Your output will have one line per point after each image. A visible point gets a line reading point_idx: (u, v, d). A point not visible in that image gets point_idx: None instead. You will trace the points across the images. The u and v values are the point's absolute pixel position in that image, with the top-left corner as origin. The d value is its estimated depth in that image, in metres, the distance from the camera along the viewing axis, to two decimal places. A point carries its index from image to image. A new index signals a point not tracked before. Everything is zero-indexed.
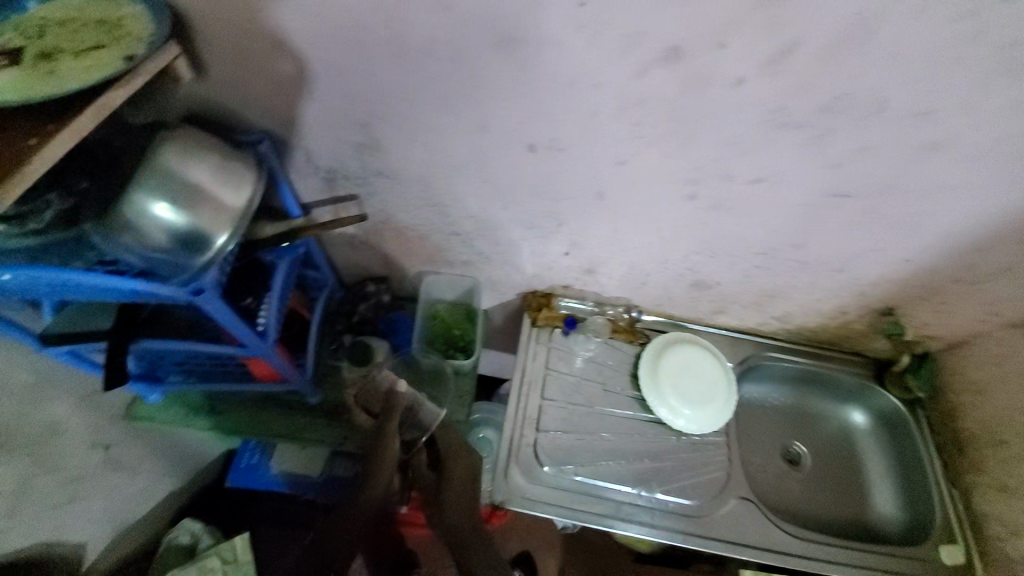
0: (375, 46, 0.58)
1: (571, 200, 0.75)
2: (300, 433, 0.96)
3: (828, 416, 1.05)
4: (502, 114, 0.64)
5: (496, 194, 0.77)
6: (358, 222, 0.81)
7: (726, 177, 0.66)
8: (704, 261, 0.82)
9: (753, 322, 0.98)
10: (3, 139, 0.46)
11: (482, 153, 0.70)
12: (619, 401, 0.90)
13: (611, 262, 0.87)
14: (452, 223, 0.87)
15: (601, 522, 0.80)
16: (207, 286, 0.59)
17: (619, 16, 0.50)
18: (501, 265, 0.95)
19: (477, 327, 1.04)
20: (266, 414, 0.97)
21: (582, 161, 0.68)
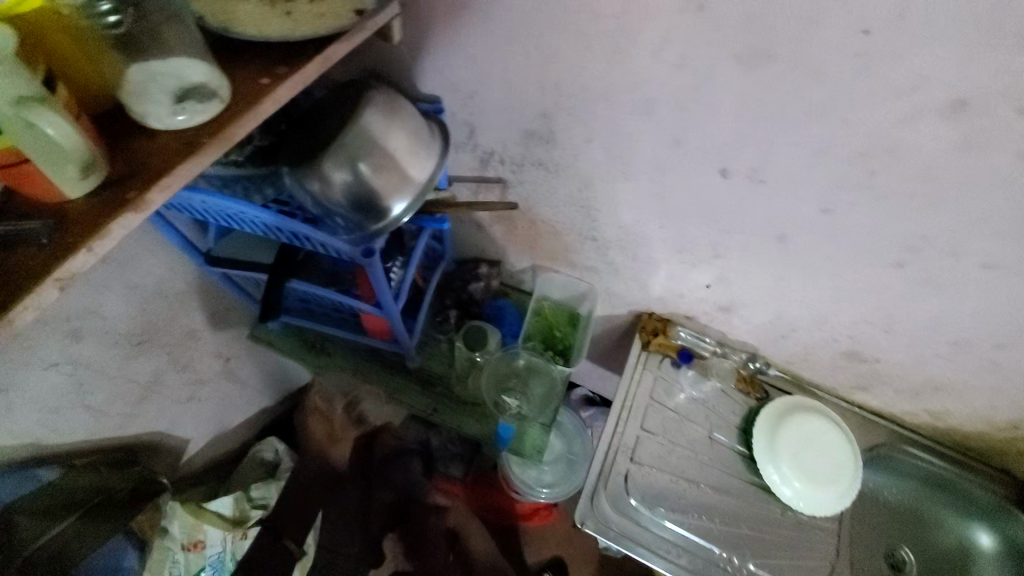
0: (597, 38, 0.54)
1: (741, 237, 0.69)
2: (394, 393, 0.99)
3: (945, 529, 0.91)
4: (706, 133, 0.58)
5: (658, 211, 0.72)
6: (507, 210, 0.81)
7: (945, 253, 0.58)
8: (870, 333, 0.74)
9: (892, 406, 0.88)
10: (237, 73, 0.45)
11: (666, 166, 0.65)
12: (723, 454, 0.85)
13: (753, 308, 0.80)
14: (595, 229, 0.82)
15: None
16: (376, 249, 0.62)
17: (911, 54, 0.44)
18: (627, 281, 0.90)
19: (579, 335, 1.00)
20: (367, 366, 1.01)
21: (779, 198, 0.61)
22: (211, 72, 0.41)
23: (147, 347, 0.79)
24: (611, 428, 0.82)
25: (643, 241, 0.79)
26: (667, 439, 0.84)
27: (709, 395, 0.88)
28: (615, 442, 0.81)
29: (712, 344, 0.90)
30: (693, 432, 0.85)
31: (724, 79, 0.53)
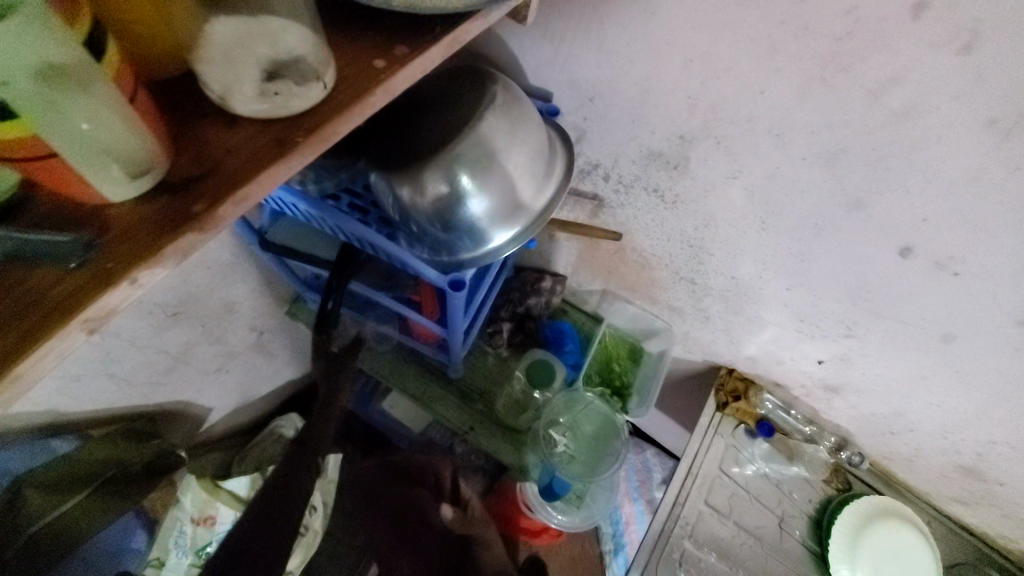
0: (792, 61, 0.42)
1: (889, 323, 0.56)
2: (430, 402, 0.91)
3: None
4: (898, 203, 0.46)
5: (789, 271, 0.60)
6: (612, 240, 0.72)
7: None
8: (1010, 458, 0.62)
9: (993, 530, 0.76)
10: (343, 45, 0.34)
11: (824, 227, 0.52)
12: (790, 547, 0.75)
13: (867, 396, 0.68)
14: (698, 272, 0.70)
15: None
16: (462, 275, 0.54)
17: None
18: (714, 331, 0.78)
19: (641, 374, 0.92)
20: (406, 367, 0.92)
21: (966, 296, 0.48)
22: (311, 51, 0.31)
23: (182, 318, 0.71)
24: (671, 499, 0.75)
25: (757, 298, 0.67)
26: (731, 518, 0.76)
27: (785, 477, 0.79)
28: (677, 514, 0.74)
29: (800, 421, 0.78)
30: (761, 515, 0.77)
31: (956, 144, 0.40)
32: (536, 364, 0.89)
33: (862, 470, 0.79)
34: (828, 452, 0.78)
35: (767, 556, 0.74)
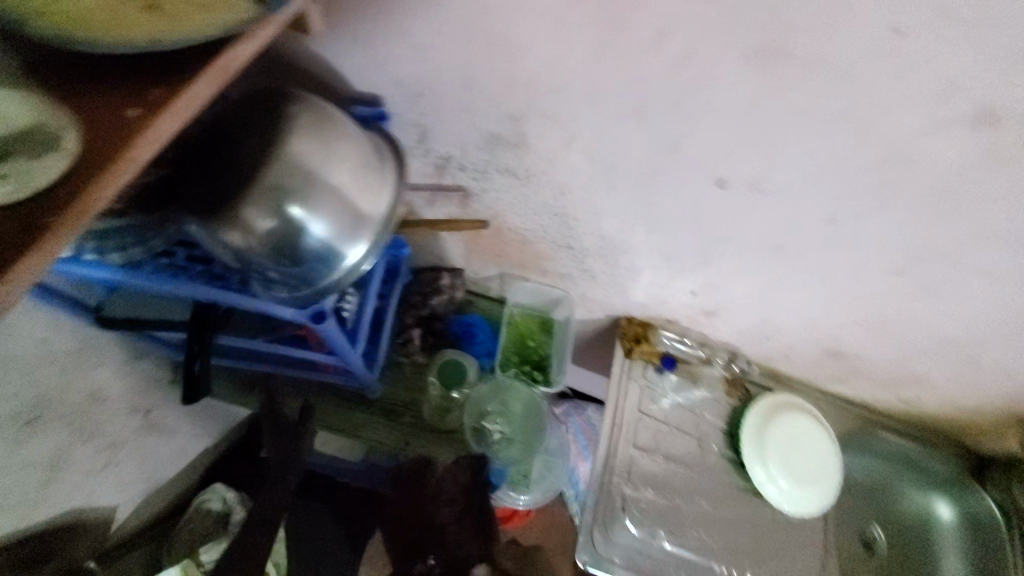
0: (579, 29, 0.44)
1: (736, 246, 0.63)
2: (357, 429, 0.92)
3: (911, 501, 0.95)
4: (708, 140, 0.50)
5: (645, 219, 0.64)
6: (478, 227, 0.72)
7: (952, 264, 0.54)
8: (857, 335, 0.71)
9: (867, 395, 0.88)
10: (87, 104, 0.31)
11: (657, 174, 0.56)
12: (714, 462, 0.83)
13: (741, 312, 0.76)
14: (573, 237, 0.73)
15: None
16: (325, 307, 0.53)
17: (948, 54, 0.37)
18: (605, 287, 0.83)
19: (557, 344, 0.93)
20: (322, 399, 0.93)
21: (781, 209, 0.54)
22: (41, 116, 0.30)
23: (41, 422, 0.62)
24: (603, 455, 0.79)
25: (629, 249, 0.71)
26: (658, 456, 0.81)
27: (695, 402, 0.85)
28: (610, 468, 0.78)
29: (695, 348, 0.87)
30: (682, 443, 0.83)
31: (729, 81, 0.44)
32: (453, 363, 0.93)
33: (756, 376, 0.88)
34: (723, 368, 0.86)
35: (693, 478, 0.81)
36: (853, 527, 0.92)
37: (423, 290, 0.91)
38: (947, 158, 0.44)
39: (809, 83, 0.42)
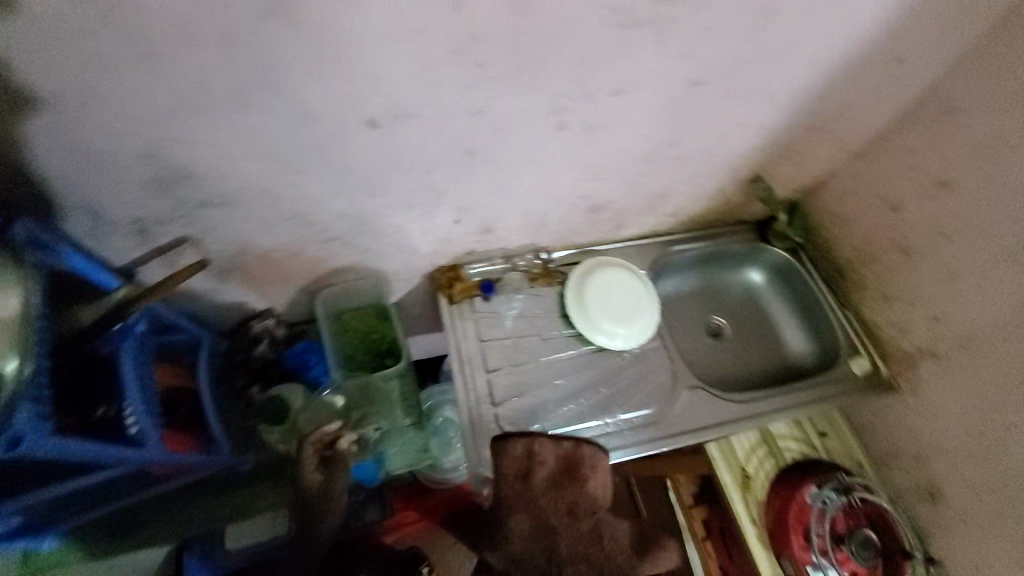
0: (114, 54, 0.44)
1: (442, 168, 0.68)
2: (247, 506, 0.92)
3: (731, 283, 1.15)
4: (323, 93, 0.53)
5: (356, 184, 0.67)
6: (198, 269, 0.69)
7: (588, 97, 0.62)
8: (592, 185, 0.81)
9: (652, 225, 1.02)
10: None
11: (320, 143, 0.59)
12: (561, 345, 0.92)
13: (503, 215, 0.83)
14: (324, 231, 0.75)
15: None
16: (25, 430, 0.51)
17: None
18: (392, 256, 0.86)
19: (395, 326, 0.93)
20: (198, 497, 0.89)
21: (435, 123, 0.60)
22: None
23: None
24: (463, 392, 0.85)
25: (375, 217, 0.74)
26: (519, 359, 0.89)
27: (523, 307, 0.94)
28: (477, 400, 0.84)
29: (502, 264, 0.96)
30: (526, 345, 0.91)
31: (280, 38, 0.47)
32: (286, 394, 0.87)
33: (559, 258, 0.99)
34: (536, 265, 0.97)
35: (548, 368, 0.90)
36: (700, 324, 1.12)
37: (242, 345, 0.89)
38: (492, 23, 0.49)
39: (337, 11, 0.45)
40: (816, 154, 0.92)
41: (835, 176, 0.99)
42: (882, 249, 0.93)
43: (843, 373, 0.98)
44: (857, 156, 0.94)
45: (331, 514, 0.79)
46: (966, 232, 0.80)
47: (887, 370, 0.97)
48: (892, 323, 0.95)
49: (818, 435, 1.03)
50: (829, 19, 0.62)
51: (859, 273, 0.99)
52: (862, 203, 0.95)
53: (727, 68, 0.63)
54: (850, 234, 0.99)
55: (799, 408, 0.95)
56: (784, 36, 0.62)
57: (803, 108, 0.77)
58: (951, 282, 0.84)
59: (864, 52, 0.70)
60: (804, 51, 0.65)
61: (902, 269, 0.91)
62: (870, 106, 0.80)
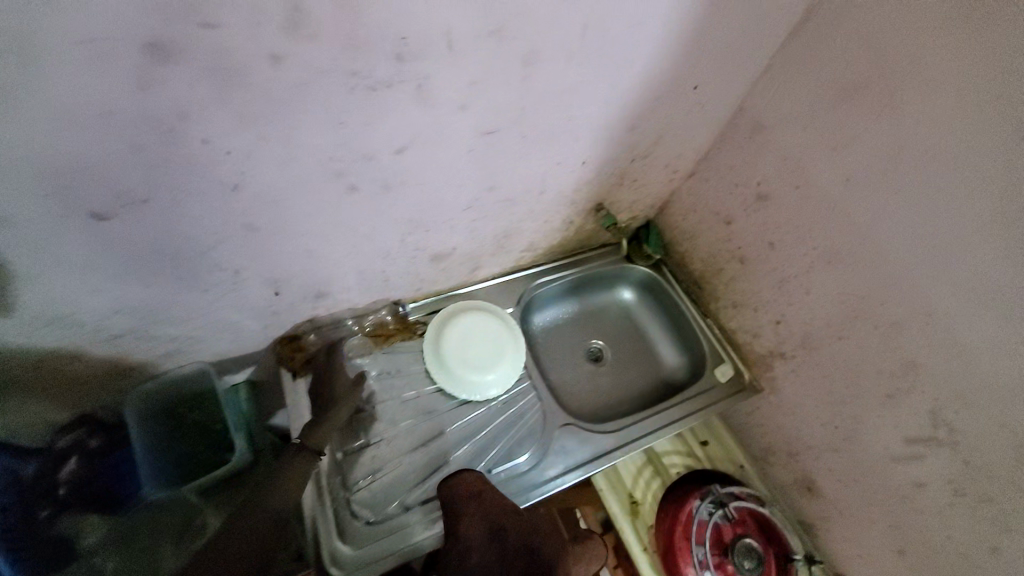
0: None
1: (227, 245, 0.61)
2: None
3: (607, 304, 1.15)
4: (11, 194, 0.44)
5: (123, 276, 0.58)
6: None
7: (370, 157, 0.59)
8: (423, 237, 0.77)
9: (512, 262, 1.00)
10: None
11: (42, 244, 0.50)
12: (423, 404, 0.86)
13: (335, 279, 0.77)
14: (105, 329, 0.65)
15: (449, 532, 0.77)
16: None
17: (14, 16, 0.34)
18: (215, 339, 0.77)
19: (230, 413, 0.83)
20: None
21: (184, 203, 0.53)
22: None
23: None
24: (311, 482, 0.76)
25: (164, 304, 0.66)
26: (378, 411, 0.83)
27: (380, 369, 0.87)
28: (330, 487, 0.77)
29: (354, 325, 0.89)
30: (384, 410, 0.84)
31: None
32: (75, 529, 0.72)
33: (416, 308, 0.94)
34: (390, 318, 0.91)
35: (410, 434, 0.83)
36: (581, 351, 1.09)
37: (40, 469, 0.70)
38: (199, 97, 0.45)
39: None
40: (651, 178, 0.94)
41: (677, 194, 1.03)
42: (725, 260, 0.97)
43: (711, 382, 1.00)
44: (691, 175, 0.98)
45: (341, 404, 0.78)
46: (790, 239, 0.82)
47: (748, 373, 1.00)
48: (746, 328, 0.98)
49: (699, 445, 1.05)
50: (605, 63, 0.63)
51: (713, 284, 1.03)
52: (702, 218, 0.99)
53: (512, 114, 0.62)
54: (698, 247, 1.03)
55: (673, 427, 0.95)
56: (562, 79, 0.61)
57: (617, 139, 0.78)
58: (783, 287, 0.86)
59: (654, 87, 0.72)
60: (592, 90, 0.66)
61: (742, 277, 0.95)
62: (680, 130, 0.84)
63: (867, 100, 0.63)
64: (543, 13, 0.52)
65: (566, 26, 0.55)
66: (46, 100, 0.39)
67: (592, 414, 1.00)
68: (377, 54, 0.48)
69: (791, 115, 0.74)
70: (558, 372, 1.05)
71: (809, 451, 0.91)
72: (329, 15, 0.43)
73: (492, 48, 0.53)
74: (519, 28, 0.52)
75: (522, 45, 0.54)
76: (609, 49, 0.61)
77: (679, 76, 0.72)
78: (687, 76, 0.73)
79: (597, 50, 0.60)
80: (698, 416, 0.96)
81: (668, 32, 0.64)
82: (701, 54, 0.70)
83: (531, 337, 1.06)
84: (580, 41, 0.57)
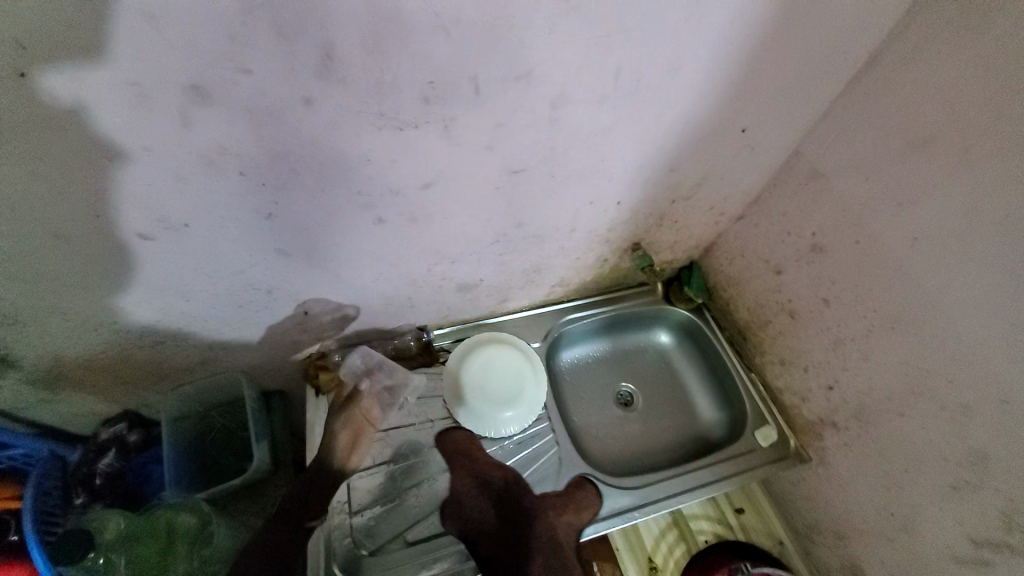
0: None
1: (260, 267, 0.64)
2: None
3: (642, 346, 1.09)
4: (68, 214, 0.49)
5: (166, 290, 0.63)
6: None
7: (396, 193, 0.59)
8: (449, 268, 0.78)
9: (543, 296, 0.98)
10: None
11: (94, 258, 0.54)
12: (438, 434, 0.85)
13: (363, 303, 0.79)
14: (149, 334, 0.70)
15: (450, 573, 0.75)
16: None
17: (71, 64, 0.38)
18: (249, 351, 0.81)
19: (256, 423, 0.87)
20: None
21: (219, 229, 0.56)
22: None
23: None
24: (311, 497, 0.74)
25: (202, 316, 0.70)
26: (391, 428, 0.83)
27: None
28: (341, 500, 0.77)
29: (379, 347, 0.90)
30: (399, 438, 0.84)
31: None
32: (99, 524, 0.73)
33: (440, 335, 0.95)
34: (414, 343, 0.91)
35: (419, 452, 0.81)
36: (610, 394, 1.04)
37: (87, 455, 0.81)
38: (231, 134, 0.47)
39: (49, 143, 0.42)
40: (694, 220, 0.90)
41: (724, 237, 0.97)
42: (774, 312, 0.90)
43: (750, 445, 0.91)
44: (740, 219, 0.92)
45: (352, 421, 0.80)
46: (847, 298, 0.74)
47: (795, 440, 0.90)
48: (793, 389, 0.90)
49: (734, 513, 0.95)
50: (643, 107, 0.61)
51: (759, 336, 0.95)
52: (751, 265, 0.92)
53: (542, 154, 0.62)
54: (744, 295, 0.96)
55: (703, 490, 0.87)
56: (595, 121, 0.60)
57: (656, 180, 0.75)
58: (837, 349, 0.78)
59: (698, 129, 0.68)
60: (628, 132, 0.64)
61: (791, 332, 0.87)
62: (727, 173, 0.79)
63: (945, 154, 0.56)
64: (574, 59, 0.51)
65: (598, 70, 0.53)
66: (98, 135, 0.43)
67: (615, 464, 0.95)
68: (405, 97, 0.48)
69: (853, 163, 0.68)
70: (583, 414, 1.00)
71: (859, 536, 0.80)
72: (358, 67, 0.44)
73: (520, 92, 0.52)
74: (547, 73, 0.51)
75: (550, 90, 0.53)
76: (646, 94, 0.59)
77: (725, 119, 0.69)
78: (734, 118, 0.69)
79: (633, 95, 0.58)
80: (733, 482, 0.88)
81: (713, 76, 0.61)
82: (750, 96, 0.66)
83: (557, 373, 1.03)
84: (613, 86, 0.56)
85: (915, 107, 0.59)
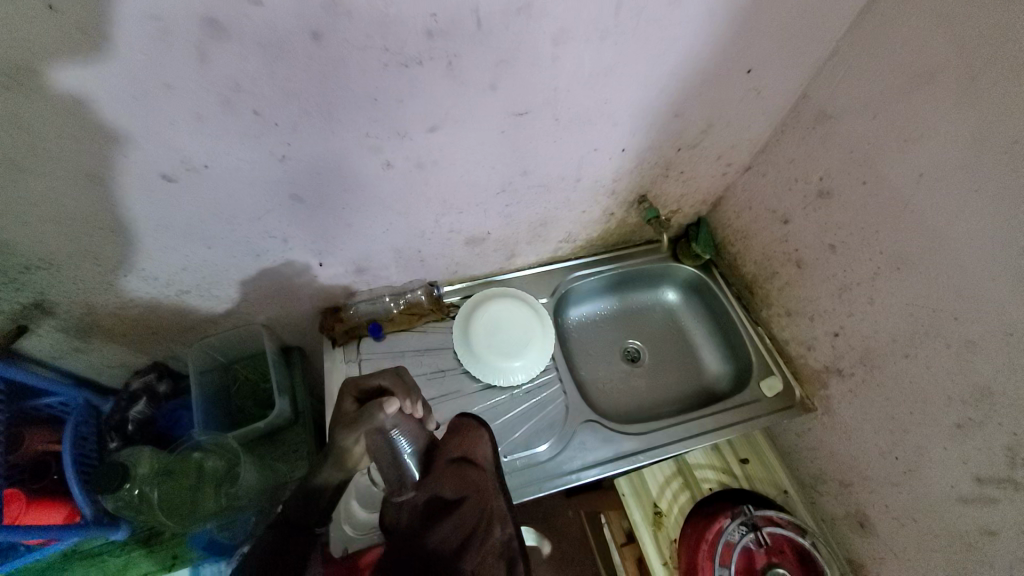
0: None
1: (272, 213, 0.66)
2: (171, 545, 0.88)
3: (649, 304, 1.11)
4: (93, 154, 0.51)
5: (187, 236, 0.66)
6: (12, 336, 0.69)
7: (402, 135, 0.61)
8: (456, 219, 0.79)
9: (550, 252, 1.00)
10: None
11: (122, 201, 0.58)
12: (448, 384, 0.88)
13: (374, 255, 0.81)
14: (174, 284, 0.73)
15: (515, 495, 0.80)
16: None
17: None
18: (269, 303, 0.84)
19: (279, 371, 0.92)
20: (137, 554, 0.88)
21: (237, 172, 0.59)
22: None
23: None
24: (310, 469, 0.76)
25: (223, 265, 0.73)
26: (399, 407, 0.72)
27: (412, 345, 0.91)
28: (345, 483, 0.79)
29: (391, 301, 0.93)
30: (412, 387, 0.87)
31: (25, 105, 0.45)
32: (132, 459, 0.79)
33: (451, 291, 0.97)
34: (425, 298, 0.94)
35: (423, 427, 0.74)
36: (617, 350, 1.06)
37: (119, 403, 0.87)
38: (245, 70, 0.48)
39: (77, 80, 0.45)
40: (701, 171, 0.90)
41: (732, 190, 0.97)
42: (781, 263, 0.90)
43: (756, 395, 0.93)
44: (748, 170, 0.92)
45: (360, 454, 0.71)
46: (853, 242, 0.74)
47: (800, 390, 0.91)
48: (799, 339, 0.90)
49: (739, 462, 0.97)
50: (646, 45, 0.61)
51: (765, 289, 0.96)
52: (758, 217, 0.92)
53: (544, 96, 0.63)
54: (752, 248, 0.96)
55: (707, 437, 0.89)
56: (596, 60, 0.60)
57: (661, 126, 0.75)
58: (843, 295, 0.78)
59: (701, 70, 0.68)
60: (630, 70, 0.64)
61: (799, 283, 0.87)
62: (733, 119, 0.79)
63: (973, 78, 0.55)
64: None
65: (595, 3, 0.54)
66: (122, 69, 0.45)
67: (621, 414, 0.97)
68: (407, 31, 0.49)
69: (860, 102, 0.68)
70: (591, 369, 1.02)
71: (864, 482, 0.82)
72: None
73: (520, 27, 0.53)
74: (548, 6, 0.52)
75: (550, 25, 0.54)
76: (647, 30, 0.59)
77: (728, 59, 0.68)
78: (738, 58, 0.69)
79: (634, 30, 0.58)
80: (738, 429, 0.90)
81: (717, 10, 0.60)
82: (754, 34, 0.66)
83: (565, 329, 1.05)
84: (613, 21, 0.56)
85: (927, 38, 0.59)
